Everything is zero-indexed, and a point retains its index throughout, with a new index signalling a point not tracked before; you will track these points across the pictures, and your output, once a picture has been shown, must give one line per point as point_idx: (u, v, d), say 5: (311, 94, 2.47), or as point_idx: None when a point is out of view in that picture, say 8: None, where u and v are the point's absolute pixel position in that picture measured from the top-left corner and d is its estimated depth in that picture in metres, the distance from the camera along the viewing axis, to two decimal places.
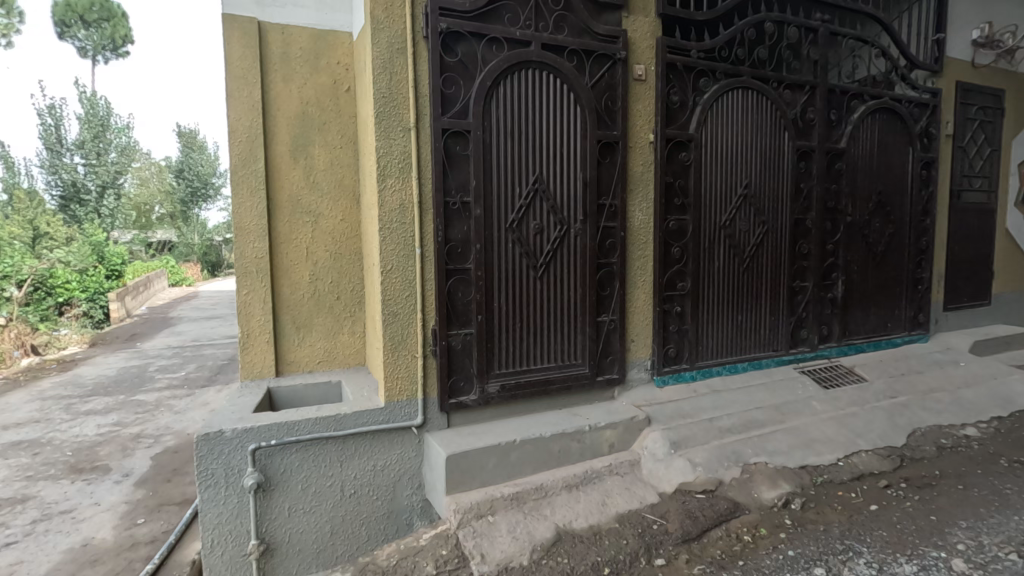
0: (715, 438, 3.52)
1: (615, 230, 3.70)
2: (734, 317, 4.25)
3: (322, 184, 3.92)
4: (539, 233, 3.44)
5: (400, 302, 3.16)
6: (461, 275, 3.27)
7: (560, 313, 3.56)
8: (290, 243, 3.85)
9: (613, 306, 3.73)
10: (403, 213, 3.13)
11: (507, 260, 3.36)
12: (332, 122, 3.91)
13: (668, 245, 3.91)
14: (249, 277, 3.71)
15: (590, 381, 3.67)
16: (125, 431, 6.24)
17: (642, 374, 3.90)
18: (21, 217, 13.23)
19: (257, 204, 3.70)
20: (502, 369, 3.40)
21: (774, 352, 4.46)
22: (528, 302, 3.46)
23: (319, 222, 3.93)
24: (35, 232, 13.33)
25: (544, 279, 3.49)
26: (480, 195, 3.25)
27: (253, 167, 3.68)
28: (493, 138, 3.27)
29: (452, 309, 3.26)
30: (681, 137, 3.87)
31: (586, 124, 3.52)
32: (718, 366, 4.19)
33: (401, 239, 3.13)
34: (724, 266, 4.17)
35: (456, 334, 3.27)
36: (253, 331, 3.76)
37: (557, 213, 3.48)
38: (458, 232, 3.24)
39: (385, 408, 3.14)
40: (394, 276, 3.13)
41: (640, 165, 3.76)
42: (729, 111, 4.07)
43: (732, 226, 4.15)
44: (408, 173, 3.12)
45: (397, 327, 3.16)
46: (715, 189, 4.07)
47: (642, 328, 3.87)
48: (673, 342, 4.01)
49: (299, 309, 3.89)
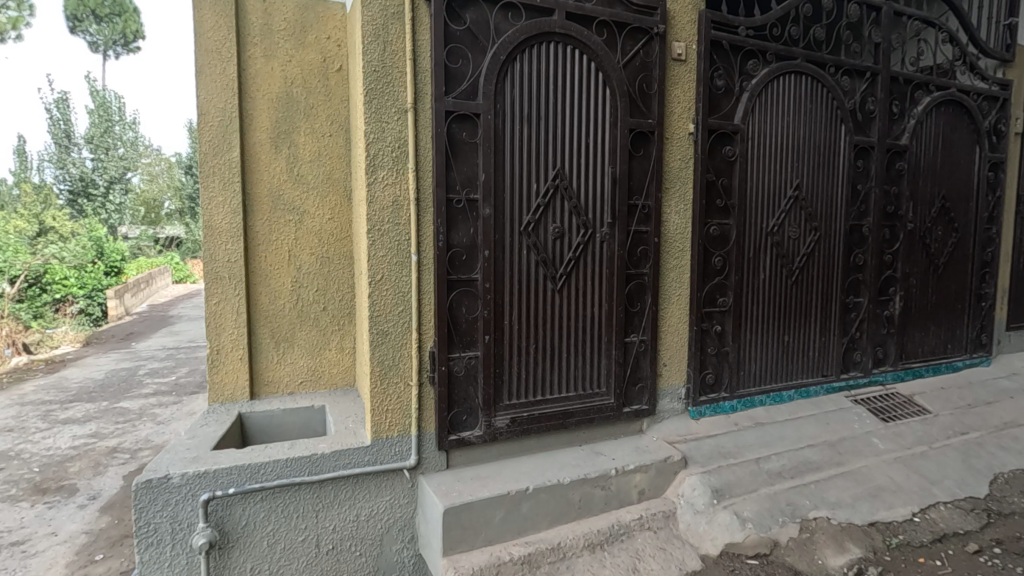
0: (764, 486, 2.97)
1: (647, 235, 3.16)
2: (781, 338, 3.68)
3: (308, 177, 3.40)
4: (559, 239, 2.90)
5: (392, 319, 2.61)
6: (466, 287, 2.73)
7: (582, 333, 3.02)
8: (270, 245, 3.33)
9: (643, 324, 3.19)
10: (396, 213, 2.59)
11: (522, 270, 2.83)
12: (320, 107, 3.40)
13: (708, 255, 3.36)
14: (221, 284, 3.19)
15: (615, 413, 3.13)
16: (101, 444, 5.76)
17: (674, 404, 3.35)
18: (27, 212, 12.96)
19: (230, 199, 3.18)
20: (512, 398, 2.87)
21: (824, 378, 3.87)
22: (545, 320, 2.92)
23: (304, 220, 3.41)
24: (41, 227, 13.06)
25: (564, 293, 2.95)
26: (490, 192, 2.71)
27: (226, 156, 3.16)
28: (506, 123, 2.74)
29: (455, 327, 2.72)
30: (725, 127, 3.31)
31: (617, 110, 2.98)
32: (762, 395, 3.63)
33: (394, 245, 2.59)
34: (771, 279, 3.60)
35: (458, 358, 2.74)
36: (225, 347, 3.23)
37: (581, 214, 2.94)
38: (462, 236, 2.71)
39: (371, 446, 2.61)
40: (385, 288, 2.59)
41: (678, 161, 3.22)
42: (781, 99, 3.51)
43: (780, 232, 3.59)
44: (403, 163, 2.58)
45: (387, 349, 2.62)
46: (763, 189, 3.50)
47: (676, 350, 3.33)
48: (711, 367, 3.45)
49: (279, 321, 3.38)
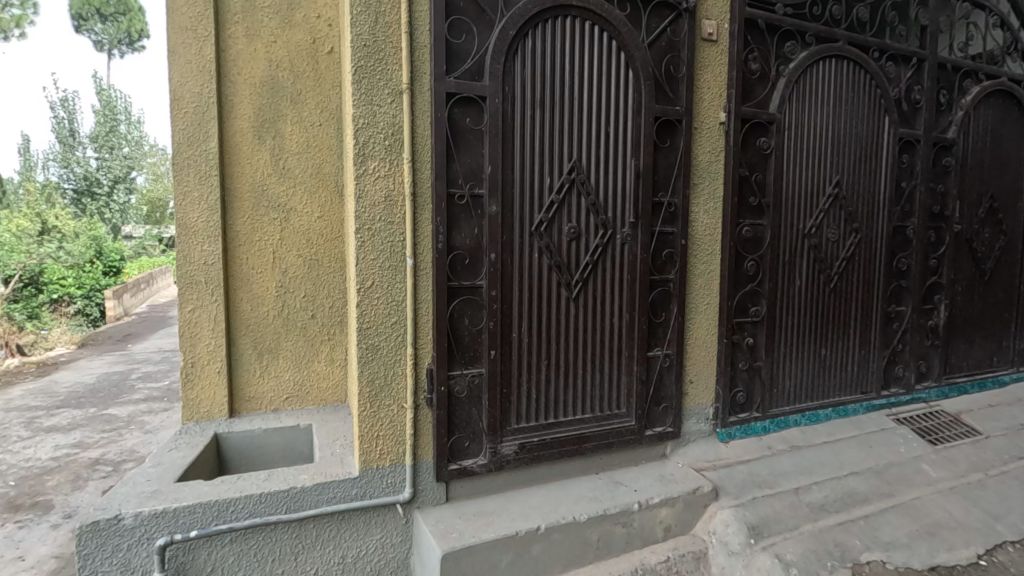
0: (806, 522, 2.62)
1: (674, 237, 2.81)
2: (817, 352, 3.33)
3: (294, 170, 3.07)
4: (574, 241, 2.56)
5: (384, 332, 2.27)
6: (469, 296, 2.39)
7: (600, 347, 2.68)
8: (252, 246, 3.01)
9: (668, 337, 2.85)
10: (390, 209, 2.24)
11: (533, 276, 2.50)
12: (309, 93, 3.07)
13: (739, 260, 3.01)
14: (196, 289, 2.86)
15: (636, 437, 2.79)
16: (83, 456, 5.44)
17: (701, 425, 3.01)
18: (29, 211, 12.78)
19: (206, 194, 2.84)
20: (520, 421, 2.53)
21: (863, 396, 3.51)
22: (559, 333, 2.58)
23: (290, 219, 3.08)
24: (42, 226, 12.83)
25: (579, 302, 2.61)
26: (497, 187, 2.38)
27: (202, 146, 2.83)
28: (516, 109, 2.40)
29: (456, 341, 2.39)
30: (760, 116, 2.96)
31: (641, 95, 2.64)
32: (796, 415, 3.27)
33: (386, 247, 2.24)
34: (808, 286, 3.25)
35: (460, 376, 2.40)
36: (200, 360, 2.90)
37: (599, 213, 2.60)
38: (465, 237, 2.37)
39: (359, 478, 2.27)
40: (376, 296, 2.24)
41: (707, 154, 2.88)
42: (820, 86, 3.15)
43: (818, 235, 3.24)
44: (397, 152, 2.24)
45: (378, 367, 2.27)
46: (800, 186, 3.15)
47: (703, 365, 2.99)
48: (741, 384, 3.10)
49: (262, 330, 3.06)
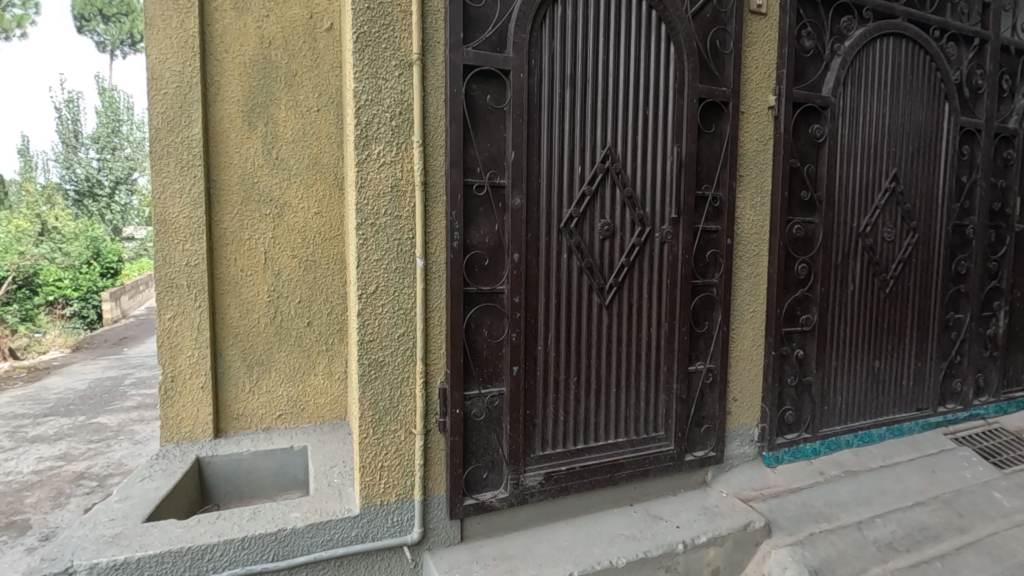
0: (874, 564, 2.28)
1: (718, 235, 2.48)
2: (871, 365, 2.98)
3: (288, 160, 2.74)
4: (608, 240, 2.23)
5: (390, 346, 1.93)
6: (488, 303, 2.06)
7: (635, 361, 2.34)
8: (241, 246, 2.68)
9: (710, 350, 2.51)
10: (397, 202, 1.91)
11: (561, 279, 2.17)
12: (305, 74, 2.74)
13: (789, 262, 2.67)
14: (177, 294, 2.53)
15: (675, 464, 2.45)
16: (67, 469, 5.11)
17: (745, 448, 2.67)
18: (27, 213, 12.62)
19: (189, 186, 2.51)
20: (546, 447, 2.20)
21: (919, 413, 3.16)
22: (590, 346, 2.25)
23: (283, 215, 2.75)
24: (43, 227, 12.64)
25: (613, 310, 2.28)
26: (521, 176, 2.05)
27: (184, 132, 2.50)
28: (542, 87, 2.07)
29: (473, 356, 2.05)
30: (813, 100, 2.63)
31: (683, 74, 2.31)
32: (849, 435, 2.92)
33: (392, 246, 1.91)
34: (862, 291, 2.90)
35: (478, 396, 2.06)
36: (181, 375, 2.56)
37: (636, 208, 2.27)
38: (484, 234, 2.04)
39: (360, 518, 1.93)
40: (381, 304, 1.91)
41: (754, 142, 2.55)
42: (877, 68, 2.82)
43: (874, 234, 2.90)
44: (406, 134, 1.90)
45: (382, 387, 1.93)
46: (856, 178, 2.80)
47: (748, 381, 2.65)
48: (791, 401, 2.76)
49: (252, 339, 2.74)
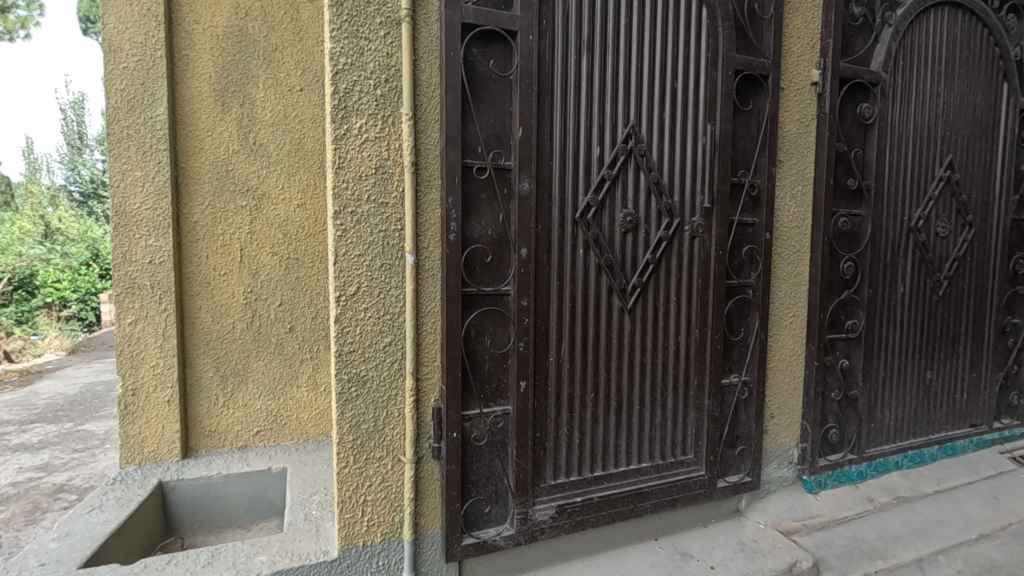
0: None
1: (755, 229, 2.16)
2: (922, 376, 2.65)
3: (267, 145, 2.45)
4: (630, 233, 1.92)
5: (374, 358, 1.62)
6: (491, 306, 1.75)
7: (661, 373, 2.03)
8: (214, 242, 2.38)
9: (746, 360, 2.19)
10: (383, 186, 1.61)
11: (577, 278, 1.86)
12: (286, 50, 2.45)
13: (834, 259, 2.34)
14: (139, 296, 2.22)
15: (706, 491, 2.13)
16: (46, 480, 4.83)
17: (783, 471, 2.35)
18: (32, 213, 12.61)
19: (152, 173, 2.21)
20: (558, 475, 1.88)
21: (974, 430, 2.82)
22: (609, 356, 1.93)
23: (261, 207, 2.45)
24: (47, 228, 12.58)
25: (636, 314, 1.96)
26: (530, 157, 1.74)
27: (146, 111, 2.19)
28: (555, 53, 1.77)
29: (473, 369, 1.74)
30: (862, 75, 2.31)
31: (718, 41, 2.00)
32: (898, 456, 2.59)
33: (376, 239, 1.61)
34: (913, 293, 2.57)
35: (479, 416, 1.75)
36: (143, 388, 2.25)
37: (663, 196, 1.96)
38: (487, 225, 1.73)
39: (338, 563, 1.62)
40: (364, 307, 1.60)
41: (794, 123, 2.24)
42: (931, 40, 2.49)
43: (926, 229, 2.57)
44: (394, 105, 1.60)
45: (365, 407, 1.63)
46: (908, 165, 2.48)
47: (787, 395, 2.33)
48: (835, 418, 2.43)
49: (227, 347, 2.44)
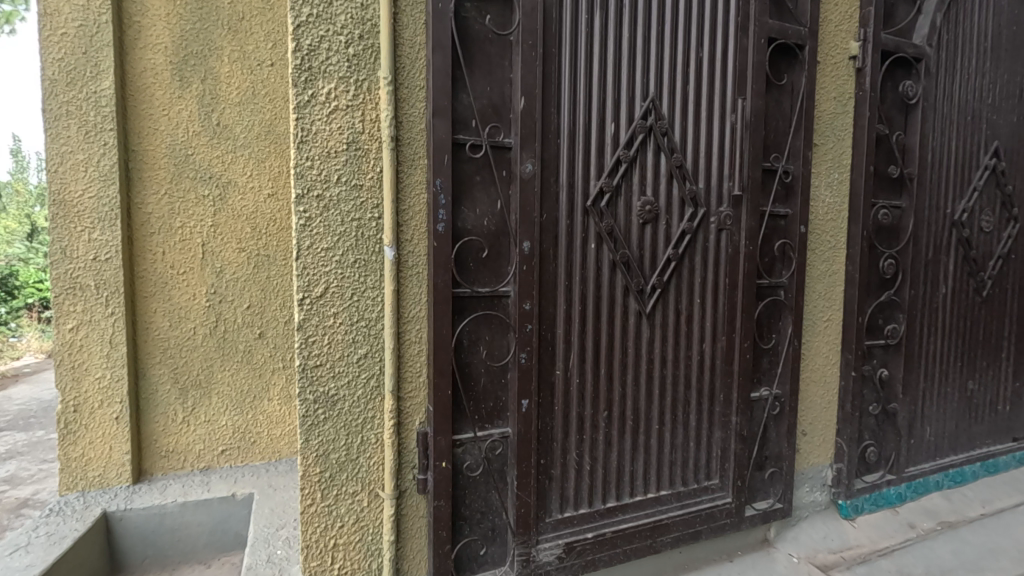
0: None
1: (788, 221, 1.90)
2: (964, 386, 2.40)
3: (232, 127, 2.16)
4: (649, 225, 1.65)
5: (346, 374, 1.35)
6: (487, 310, 1.47)
7: (683, 387, 1.76)
8: (172, 237, 2.09)
9: (778, 371, 1.93)
10: (357, 166, 1.33)
11: (588, 277, 1.58)
12: (254, 18, 2.17)
13: (873, 257, 2.08)
14: (81, 298, 1.92)
15: (733, 521, 1.86)
16: (10, 494, 4.51)
17: (815, 495, 2.09)
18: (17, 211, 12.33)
19: (96, 156, 1.91)
20: (565, 508, 1.61)
21: (1016, 445, 2.57)
22: (625, 368, 1.66)
23: (227, 197, 2.16)
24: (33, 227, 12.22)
25: (655, 320, 1.69)
26: (534, 133, 1.46)
27: (89, 85, 1.90)
28: (563, 10, 1.49)
29: (466, 385, 1.46)
30: (904, 49, 2.05)
31: (749, 5, 1.73)
32: (938, 475, 2.33)
33: (348, 230, 1.33)
34: (956, 294, 2.32)
35: (472, 441, 1.48)
36: (86, 404, 1.96)
37: (686, 182, 1.70)
38: (483, 214, 1.45)
39: None
40: (333, 312, 1.33)
41: (830, 102, 1.98)
42: (978, 12, 2.23)
43: (969, 224, 2.31)
44: (370, 68, 1.32)
45: (335, 432, 1.35)
46: (951, 152, 2.22)
47: (820, 410, 2.07)
48: (872, 434, 2.17)
49: (186, 355, 2.14)
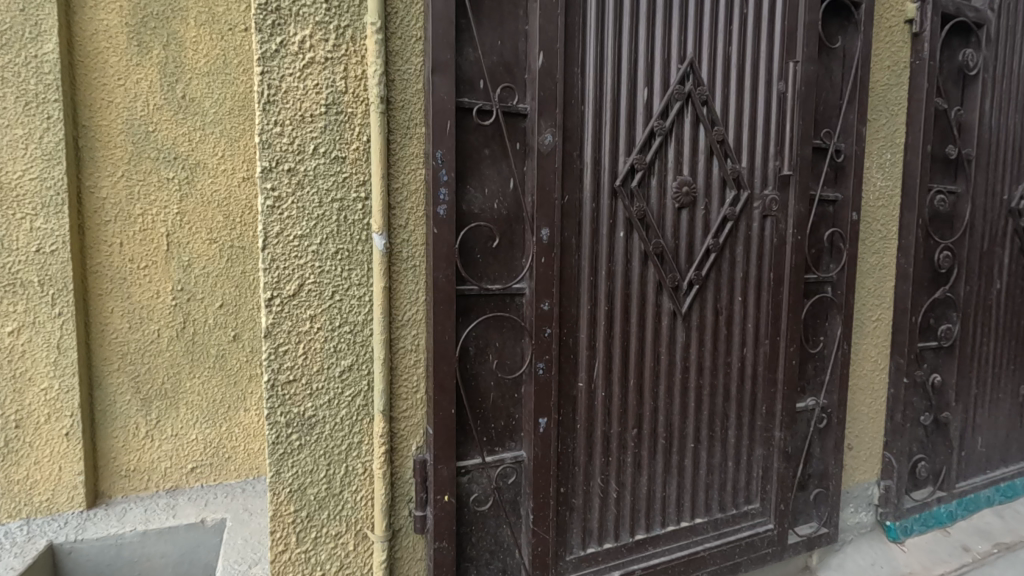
0: None
1: (839, 206, 1.66)
2: (1016, 392, 2.17)
3: (201, 101, 1.83)
4: (686, 209, 1.41)
5: (325, 390, 1.10)
6: (498, 312, 1.22)
7: (722, 399, 1.52)
8: (130, 226, 1.77)
9: (825, 378, 1.69)
10: (339, 135, 1.08)
11: (615, 271, 1.34)
12: None
13: (929, 248, 1.84)
14: (21, 299, 1.61)
15: (775, 550, 1.63)
16: None
17: (860, 516, 1.87)
18: None
19: (39, 133, 1.60)
20: (589, 543, 1.36)
21: None
22: (657, 378, 1.42)
23: (194, 180, 1.84)
24: None
25: (692, 321, 1.45)
26: (556, 97, 1.21)
27: (28, 48, 1.57)
28: None
29: (472, 402, 1.22)
30: (965, 13, 1.81)
31: None
32: (990, 490, 2.11)
33: (327, 213, 1.08)
34: (1012, 290, 2.09)
35: (480, 468, 1.23)
36: (30, 418, 1.66)
37: (728, 159, 1.45)
38: (493, 196, 1.20)
39: None
40: (310, 315, 1.08)
41: (884, 72, 1.74)
42: None
43: None
44: (354, 12, 1.06)
45: (313, 462, 1.10)
46: (1011, 131, 1.99)
47: (868, 420, 1.84)
48: (922, 447, 1.94)
49: (149, 362, 1.83)
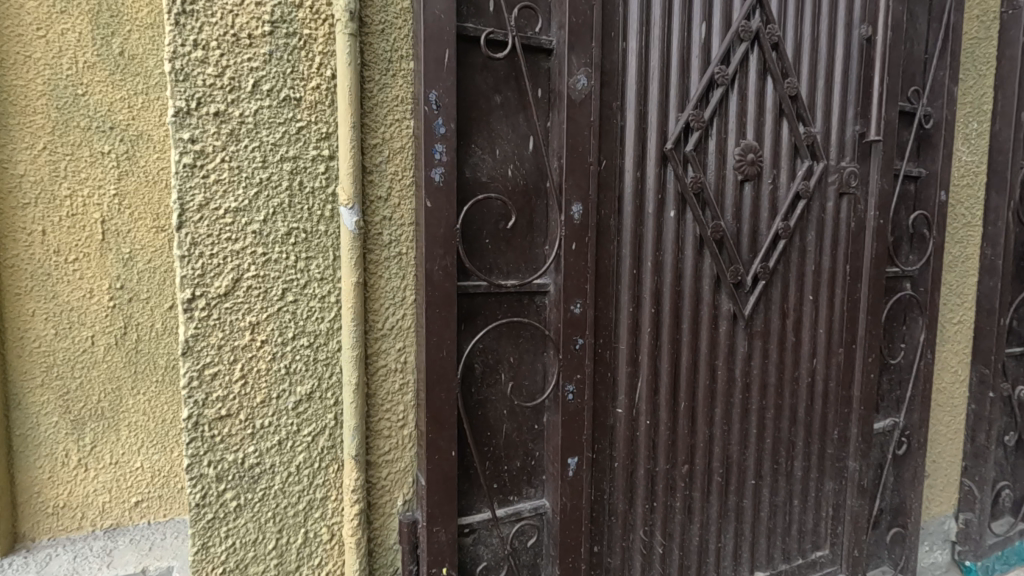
0: None
1: (927, 184, 1.35)
2: None
3: (154, 63, 1.03)
4: (750, 183, 1.10)
5: (274, 429, 0.78)
6: (512, 317, 0.91)
7: (788, 423, 1.22)
8: (57, 208, 0.98)
9: (904, 394, 1.39)
10: (292, 68, 0.76)
11: (663, 263, 1.03)
12: None
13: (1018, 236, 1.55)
14: None
15: None
16: None
17: (934, 554, 1.57)
18: None
19: None
20: None
21: None
22: (713, 400, 1.11)
23: (139, 156, 1.04)
24: None
25: (754, 326, 1.14)
26: (591, 28, 0.89)
27: None
28: None
29: (478, 439, 0.90)
30: None
31: None
32: None
33: (275, 178, 0.76)
34: None
35: (489, 526, 0.92)
36: None
37: (802, 121, 1.14)
38: (506, 160, 0.89)
39: None
40: (250, 324, 0.76)
41: (972, 23, 1.44)
42: None
43: None
44: None
45: (258, 530, 0.78)
46: None
47: (946, 441, 1.55)
48: (1004, 471, 1.64)
49: (87, 367, 1.04)
